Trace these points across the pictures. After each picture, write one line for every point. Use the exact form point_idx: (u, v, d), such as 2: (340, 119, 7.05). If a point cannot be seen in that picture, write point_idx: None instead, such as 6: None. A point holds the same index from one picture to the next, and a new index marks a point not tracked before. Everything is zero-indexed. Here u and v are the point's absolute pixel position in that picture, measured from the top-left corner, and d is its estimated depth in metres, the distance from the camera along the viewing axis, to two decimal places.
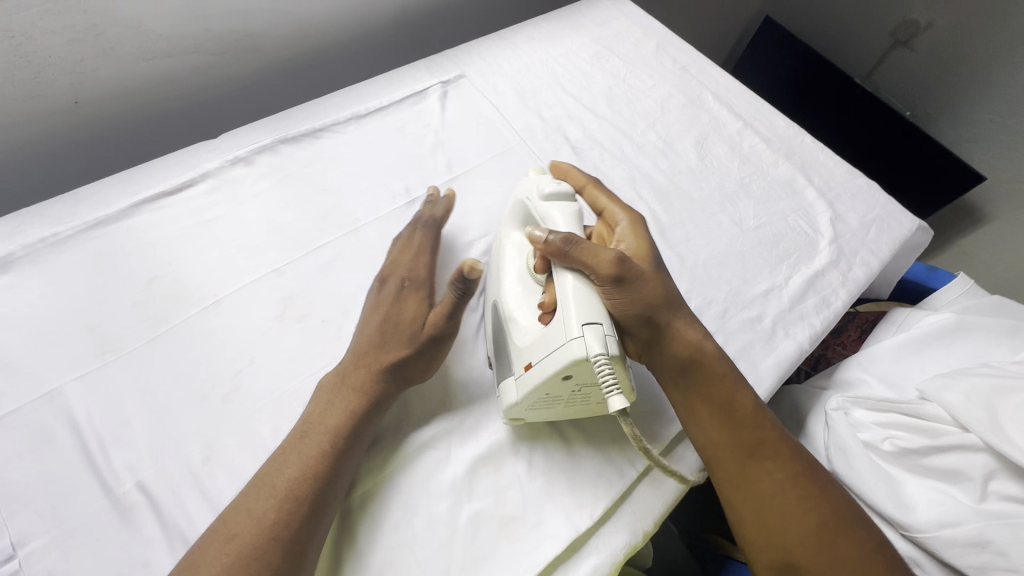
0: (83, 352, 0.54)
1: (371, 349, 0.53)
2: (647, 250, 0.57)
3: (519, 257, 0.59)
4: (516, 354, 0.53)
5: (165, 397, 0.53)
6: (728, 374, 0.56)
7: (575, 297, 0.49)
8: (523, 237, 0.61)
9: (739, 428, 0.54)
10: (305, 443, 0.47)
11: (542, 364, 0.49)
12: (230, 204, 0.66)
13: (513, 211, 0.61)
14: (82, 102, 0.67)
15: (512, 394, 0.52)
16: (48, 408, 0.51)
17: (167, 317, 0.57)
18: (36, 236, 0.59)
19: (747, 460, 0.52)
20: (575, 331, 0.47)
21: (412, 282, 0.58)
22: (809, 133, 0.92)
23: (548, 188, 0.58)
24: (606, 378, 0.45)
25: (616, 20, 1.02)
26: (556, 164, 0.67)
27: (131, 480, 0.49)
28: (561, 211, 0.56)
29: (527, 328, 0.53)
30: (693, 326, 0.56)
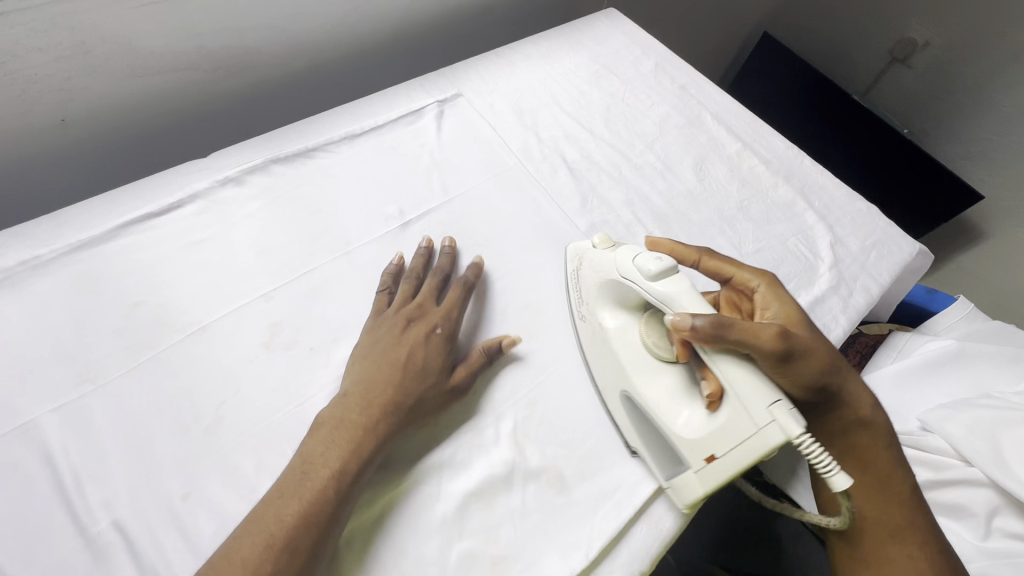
0: (61, 382, 0.52)
1: (388, 390, 0.52)
2: (796, 314, 0.58)
3: (630, 338, 0.60)
4: (687, 450, 0.51)
5: (146, 429, 0.51)
6: (888, 445, 0.57)
7: (744, 383, 0.47)
8: (620, 312, 0.61)
9: (890, 506, 0.55)
10: (306, 486, 0.45)
11: (732, 455, 0.48)
12: (219, 225, 0.64)
13: (605, 286, 0.60)
14: (70, 119, 0.66)
15: (696, 489, 0.51)
16: (22, 440, 0.49)
17: (150, 344, 0.55)
18: (17, 258, 0.57)
19: (888, 539, 0.53)
20: (764, 418, 0.45)
21: (444, 329, 0.58)
22: (808, 155, 0.92)
23: (654, 266, 0.54)
24: (822, 459, 0.43)
25: (614, 38, 1.01)
26: (654, 240, 0.66)
27: (107, 519, 0.47)
28: (680, 288, 0.53)
29: (688, 419, 0.52)
30: (862, 387, 0.57)
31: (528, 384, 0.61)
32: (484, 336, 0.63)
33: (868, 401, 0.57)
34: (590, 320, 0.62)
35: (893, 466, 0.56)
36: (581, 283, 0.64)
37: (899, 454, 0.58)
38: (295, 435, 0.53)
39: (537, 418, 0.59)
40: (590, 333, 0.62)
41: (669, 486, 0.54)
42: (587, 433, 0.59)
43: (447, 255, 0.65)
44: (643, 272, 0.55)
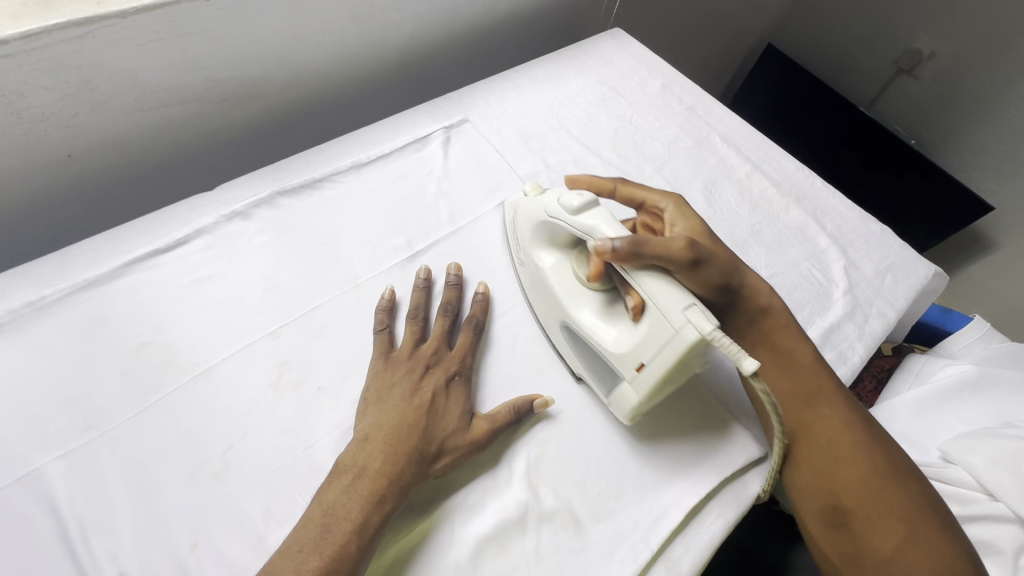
0: (66, 429, 0.51)
1: (410, 438, 0.51)
2: (700, 226, 0.66)
3: (562, 273, 0.63)
4: (620, 363, 0.55)
5: (153, 476, 0.50)
6: (790, 326, 0.66)
7: (662, 292, 0.51)
8: (553, 251, 0.65)
9: (797, 380, 0.63)
10: (327, 540, 0.44)
11: (655, 360, 0.51)
12: (226, 261, 0.64)
13: (537, 228, 0.65)
14: (75, 155, 0.65)
15: (630, 399, 0.55)
16: (27, 491, 0.48)
17: (157, 387, 0.55)
18: (23, 299, 0.56)
19: (804, 407, 0.61)
20: (680, 321, 0.49)
21: (461, 378, 0.57)
22: (819, 176, 0.90)
23: (575, 201, 0.59)
24: (731, 347, 0.46)
25: (620, 59, 1.00)
26: (572, 177, 0.69)
27: (113, 571, 0.46)
28: (600, 217, 0.58)
29: (617, 336, 0.56)
30: (760, 281, 0.67)
31: (540, 421, 0.60)
32: (493, 371, 0.62)
33: (761, 288, 0.66)
34: (530, 262, 0.66)
35: (798, 346, 0.65)
36: (518, 228, 0.69)
37: (801, 332, 0.66)
38: (303, 479, 0.52)
39: (550, 457, 0.57)
40: (532, 275, 0.66)
41: (610, 403, 0.58)
42: (601, 472, 0.58)
43: (453, 288, 0.65)
44: (567, 209, 0.59)
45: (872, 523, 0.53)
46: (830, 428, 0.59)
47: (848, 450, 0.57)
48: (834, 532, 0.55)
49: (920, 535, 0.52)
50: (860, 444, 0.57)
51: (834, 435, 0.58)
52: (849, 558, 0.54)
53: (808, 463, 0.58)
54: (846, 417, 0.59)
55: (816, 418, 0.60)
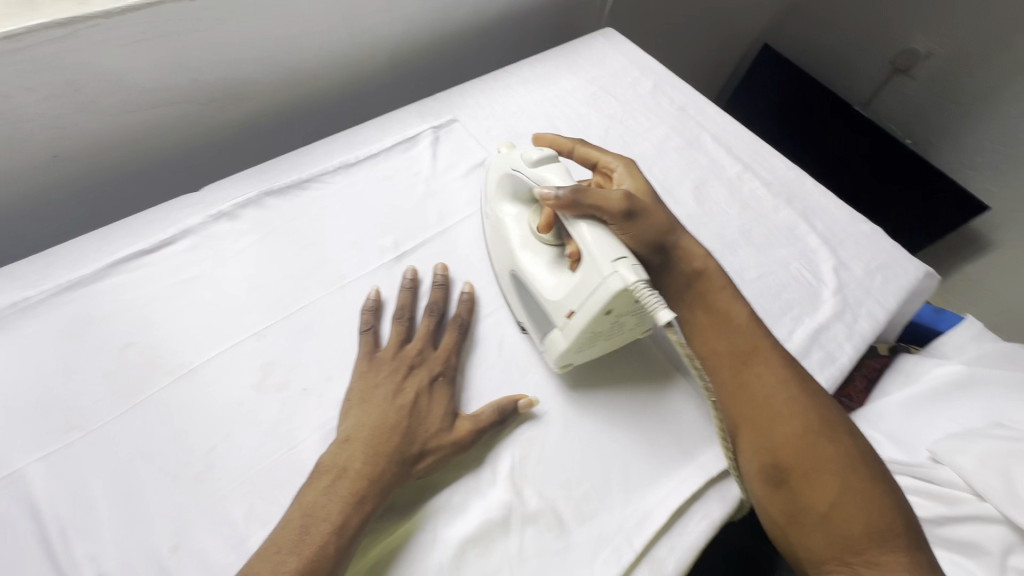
0: (49, 430, 0.51)
1: (391, 438, 0.51)
2: (645, 186, 0.68)
3: (517, 224, 0.66)
4: (553, 309, 0.58)
5: (135, 477, 0.50)
6: (726, 289, 0.67)
7: (597, 242, 0.55)
8: (516, 205, 0.68)
9: (736, 340, 0.63)
10: (306, 542, 0.44)
11: (583, 307, 0.55)
12: (211, 261, 0.64)
13: (501, 181, 0.69)
14: (61, 156, 0.65)
15: (560, 344, 0.58)
16: (8, 492, 0.48)
17: (140, 387, 0.55)
18: (7, 300, 0.56)
19: (741, 366, 0.61)
20: (607, 270, 0.53)
21: (445, 378, 0.57)
22: (810, 176, 0.90)
23: (535, 154, 0.64)
24: (649, 299, 0.51)
25: (612, 59, 1.00)
26: (539, 135, 0.75)
27: (93, 573, 0.45)
28: (555, 171, 0.63)
29: (556, 283, 0.59)
30: (696, 245, 0.68)
31: (526, 421, 0.60)
32: (479, 371, 0.62)
33: (697, 249, 0.68)
34: (493, 211, 0.69)
35: (739, 307, 0.65)
36: (488, 182, 0.72)
37: (738, 293, 0.67)
38: (285, 480, 0.52)
39: (535, 457, 0.57)
40: (492, 225, 0.69)
41: (543, 348, 0.61)
42: (586, 472, 0.57)
43: (439, 288, 0.64)
44: (529, 161, 0.65)
45: (809, 478, 0.54)
46: (769, 386, 0.59)
47: (787, 408, 0.57)
48: (773, 488, 0.55)
49: (853, 490, 0.53)
50: (798, 401, 0.58)
51: (769, 391, 0.59)
52: (789, 514, 0.54)
53: (749, 421, 0.58)
54: (783, 377, 0.60)
55: (756, 377, 0.60)
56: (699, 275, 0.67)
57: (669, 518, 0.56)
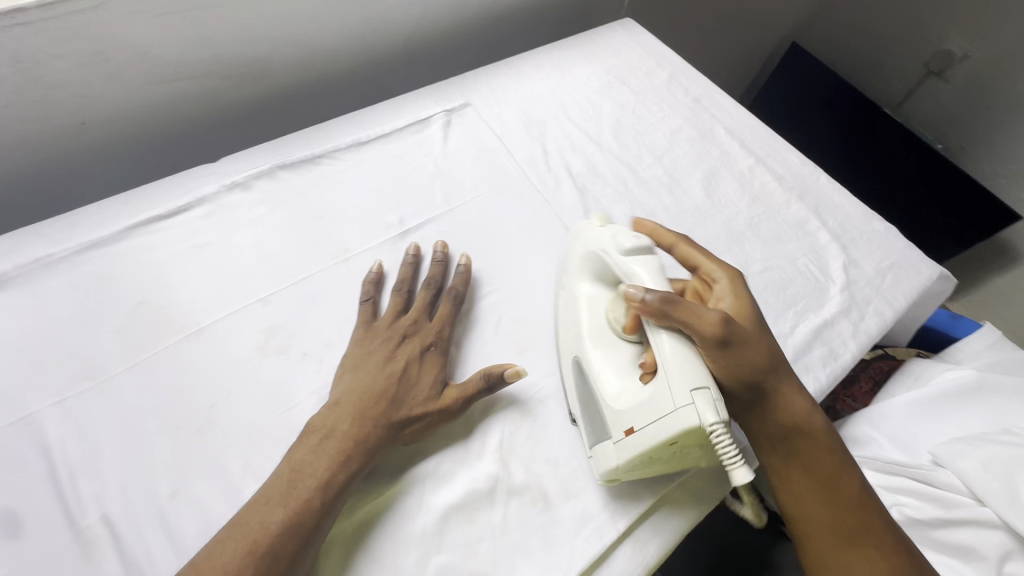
0: (63, 378, 0.54)
1: (379, 402, 0.53)
2: (749, 311, 0.56)
3: (592, 309, 0.60)
4: (611, 419, 0.52)
5: (140, 427, 0.53)
6: (834, 449, 0.54)
7: (679, 362, 0.48)
8: (596, 284, 0.62)
9: (837, 511, 0.51)
10: (294, 495, 0.46)
11: (648, 430, 0.48)
12: (223, 229, 0.66)
13: (586, 259, 0.62)
14: (89, 123, 0.68)
15: (609, 459, 0.52)
16: (23, 433, 0.51)
17: (149, 344, 0.57)
18: (31, 256, 0.59)
19: (844, 547, 0.50)
20: (686, 399, 0.46)
21: (437, 348, 0.59)
22: (825, 172, 0.89)
23: (628, 243, 0.58)
24: (727, 449, 0.44)
25: (629, 49, 1.00)
26: (640, 221, 0.66)
27: (96, 512, 0.48)
28: (650, 267, 0.56)
29: (622, 389, 0.53)
30: (796, 394, 0.54)
31: (517, 397, 0.61)
32: (475, 347, 0.63)
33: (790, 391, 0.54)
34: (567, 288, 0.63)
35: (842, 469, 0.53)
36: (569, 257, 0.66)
37: (848, 455, 0.54)
38: (281, 438, 0.54)
39: (524, 434, 0.58)
40: (565, 302, 0.63)
41: (591, 455, 0.55)
42: (573, 452, 0.58)
43: (439, 263, 0.66)
44: (619, 247, 0.58)
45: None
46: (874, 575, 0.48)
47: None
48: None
49: None
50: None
51: None
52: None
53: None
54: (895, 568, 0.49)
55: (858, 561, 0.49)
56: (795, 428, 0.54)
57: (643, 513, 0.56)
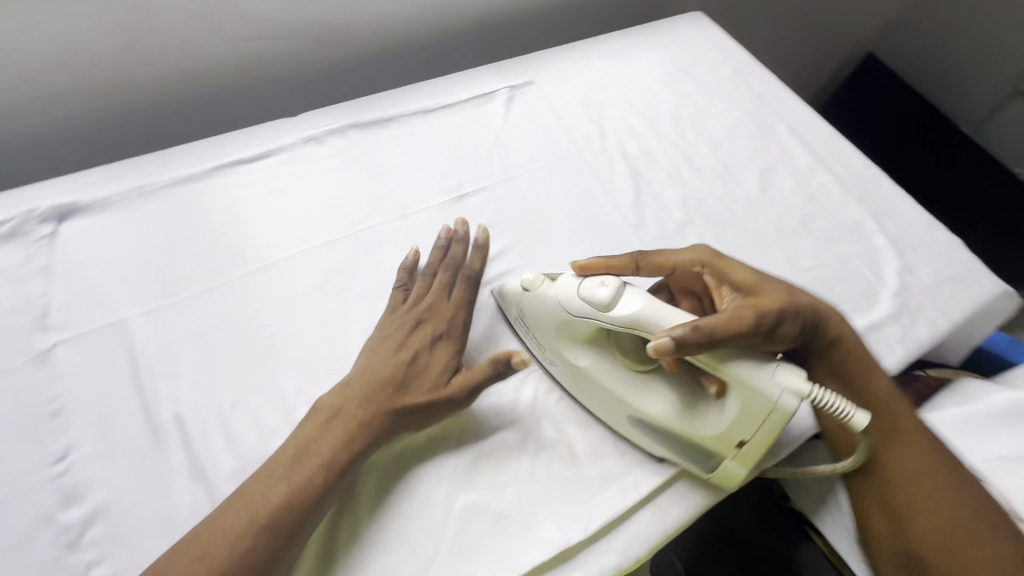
0: (149, 291, 0.60)
1: (386, 388, 0.53)
2: (748, 274, 0.56)
3: (608, 372, 0.55)
4: (714, 443, 0.52)
5: (211, 343, 0.58)
6: (864, 358, 0.60)
7: (745, 367, 0.47)
8: (580, 346, 0.57)
9: (874, 414, 0.58)
10: (297, 471, 0.48)
11: (761, 432, 0.49)
12: (297, 176, 0.71)
13: (554, 325, 0.56)
14: (187, 71, 0.76)
15: (739, 469, 0.53)
16: (114, 335, 0.57)
17: (225, 271, 0.63)
18: (131, 184, 0.66)
19: (882, 446, 0.56)
20: (774, 392, 0.46)
21: (449, 336, 0.58)
22: (888, 177, 0.87)
23: (601, 293, 0.51)
24: (839, 406, 0.46)
25: (695, 41, 1.00)
26: (581, 263, 0.57)
27: (170, 411, 0.54)
28: (635, 303, 0.50)
29: (700, 416, 0.52)
30: (828, 312, 0.59)
31: None
32: None
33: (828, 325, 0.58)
34: (563, 362, 0.57)
35: (887, 400, 0.58)
36: (527, 319, 0.59)
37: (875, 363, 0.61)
38: (333, 368, 0.58)
39: (558, 393, 0.61)
40: (566, 372, 0.58)
41: (710, 476, 0.55)
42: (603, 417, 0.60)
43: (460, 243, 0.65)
44: (594, 303, 0.51)
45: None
46: (924, 487, 0.54)
47: (943, 510, 0.52)
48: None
49: None
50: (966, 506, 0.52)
51: (922, 475, 0.54)
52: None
53: (889, 516, 0.54)
54: (935, 459, 0.55)
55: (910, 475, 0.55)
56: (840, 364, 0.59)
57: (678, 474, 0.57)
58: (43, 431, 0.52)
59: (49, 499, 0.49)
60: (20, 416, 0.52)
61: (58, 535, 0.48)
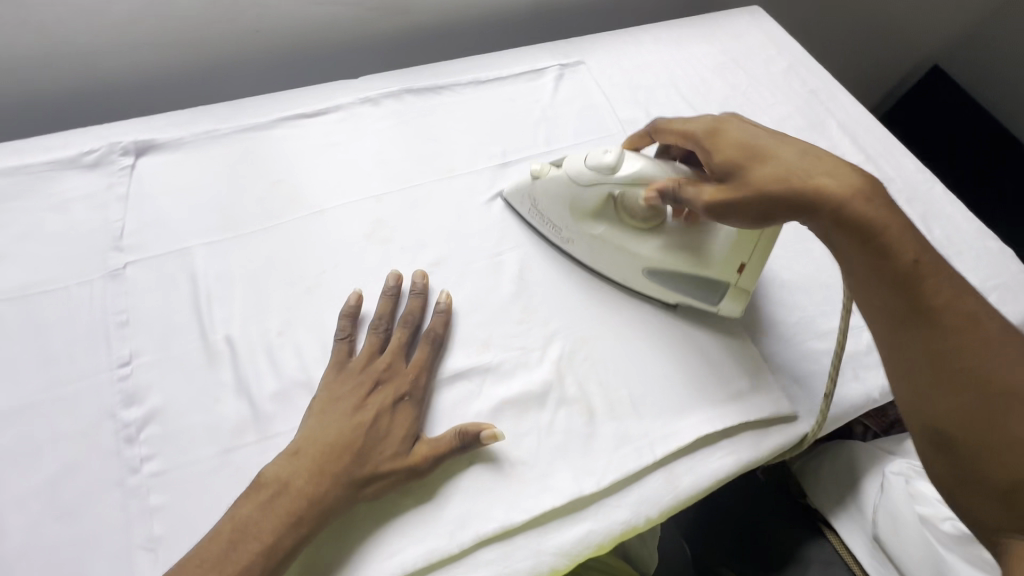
0: (212, 225, 0.65)
1: (336, 460, 0.50)
2: (736, 152, 0.55)
3: (620, 232, 0.65)
4: (721, 273, 0.63)
5: (262, 276, 0.62)
6: (881, 216, 0.49)
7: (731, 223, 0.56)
8: (591, 217, 0.65)
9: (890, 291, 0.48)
10: (233, 558, 0.45)
11: (760, 250, 0.60)
12: (352, 133, 0.75)
13: (567, 198, 0.65)
14: (261, 31, 0.81)
15: (742, 295, 0.64)
16: (178, 261, 0.62)
17: (280, 214, 0.67)
18: (203, 129, 0.72)
19: (902, 324, 0.48)
20: None
21: (410, 399, 0.55)
22: (940, 182, 0.85)
23: (607, 159, 0.60)
24: None
25: (751, 34, 1.00)
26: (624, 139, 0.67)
27: (222, 333, 0.58)
28: (638, 163, 0.60)
29: (707, 250, 0.63)
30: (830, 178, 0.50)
31: (581, 322, 0.65)
32: (550, 274, 0.68)
33: (834, 180, 0.50)
34: (579, 232, 0.66)
35: (921, 264, 0.48)
36: (542, 205, 0.67)
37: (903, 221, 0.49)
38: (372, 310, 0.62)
39: (583, 355, 0.62)
40: (583, 244, 0.66)
41: (716, 309, 0.66)
42: (625, 381, 0.61)
43: (417, 299, 0.62)
44: (604, 168, 0.60)
45: (989, 458, 0.43)
46: (966, 360, 0.45)
47: (988, 388, 0.44)
48: (937, 454, 0.47)
49: None
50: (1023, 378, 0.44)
51: (949, 354, 0.46)
52: (962, 482, 0.45)
53: (913, 392, 0.48)
54: (967, 333, 0.46)
55: (949, 346, 0.46)
56: (861, 218, 0.48)
57: (695, 442, 0.59)
58: (111, 337, 0.57)
59: (113, 397, 0.54)
60: (93, 322, 0.57)
61: (119, 429, 0.53)
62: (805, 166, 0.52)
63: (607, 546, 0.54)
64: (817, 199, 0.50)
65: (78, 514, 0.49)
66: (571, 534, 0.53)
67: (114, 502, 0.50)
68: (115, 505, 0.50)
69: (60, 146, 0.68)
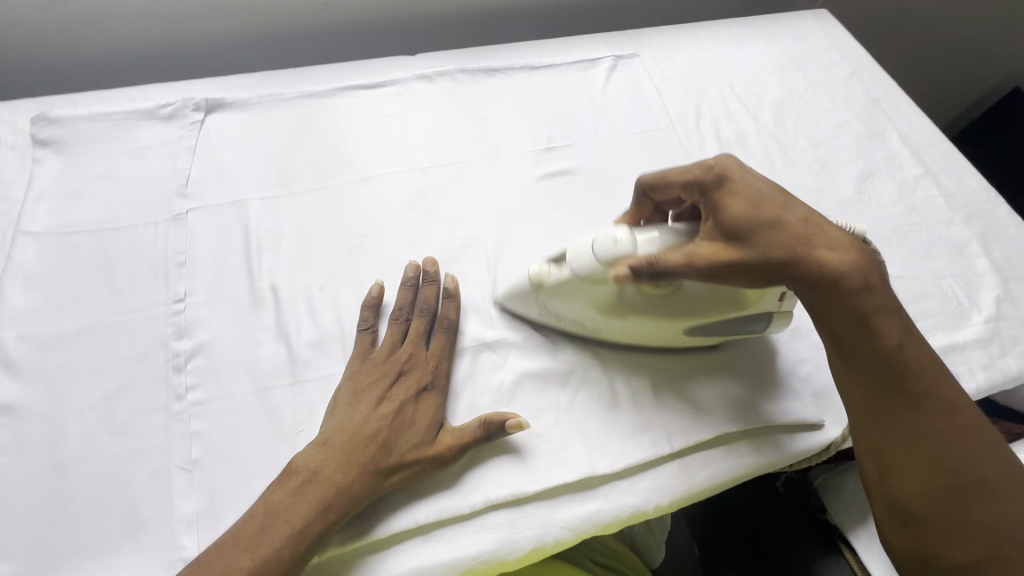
0: (268, 182, 0.69)
1: (364, 451, 0.51)
2: (738, 204, 0.50)
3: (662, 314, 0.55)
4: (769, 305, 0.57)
5: (309, 233, 0.66)
6: (876, 294, 0.48)
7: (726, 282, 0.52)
8: (616, 308, 0.56)
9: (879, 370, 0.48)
10: (267, 538, 0.46)
11: None
12: (404, 108, 0.78)
13: (587, 298, 0.55)
14: (329, 5, 0.85)
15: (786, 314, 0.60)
16: (234, 211, 0.66)
17: (330, 177, 0.70)
18: (269, 92, 0.76)
19: (888, 404, 0.48)
20: None
21: (432, 389, 0.56)
22: (1005, 203, 0.81)
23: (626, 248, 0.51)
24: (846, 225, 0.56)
25: (815, 38, 0.97)
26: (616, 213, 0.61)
27: (268, 281, 0.62)
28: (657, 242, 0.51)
29: None
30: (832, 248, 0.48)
31: None
32: None
33: (836, 249, 0.48)
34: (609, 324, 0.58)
35: (905, 346, 0.48)
36: (557, 308, 0.58)
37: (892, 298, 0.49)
38: None
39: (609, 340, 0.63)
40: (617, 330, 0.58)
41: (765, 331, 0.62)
42: (648, 370, 0.61)
43: (433, 286, 0.61)
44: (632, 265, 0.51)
45: (947, 537, 0.47)
46: (943, 446, 0.47)
47: (949, 472, 0.47)
48: (899, 525, 0.49)
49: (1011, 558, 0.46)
50: (975, 461, 0.47)
51: (924, 438, 0.48)
52: (916, 551, 0.48)
53: (887, 468, 0.49)
54: (940, 417, 0.48)
55: (925, 429, 0.48)
56: (858, 294, 0.48)
57: (716, 438, 0.59)
58: (170, 275, 0.61)
59: (166, 329, 0.58)
60: (154, 260, 0.62)
61: (169, 358, 0.57)
62: (806, 229, 0.49)
63: (615, 527, 0.55)
64: (821, 266, 0.48)
65: (126, 431, 0.53)
66: (581, 510, 0.54)
67: (158, 424, 0.54)
68: (159, 427, 0.54)
69: (140, 98, 0.74)
